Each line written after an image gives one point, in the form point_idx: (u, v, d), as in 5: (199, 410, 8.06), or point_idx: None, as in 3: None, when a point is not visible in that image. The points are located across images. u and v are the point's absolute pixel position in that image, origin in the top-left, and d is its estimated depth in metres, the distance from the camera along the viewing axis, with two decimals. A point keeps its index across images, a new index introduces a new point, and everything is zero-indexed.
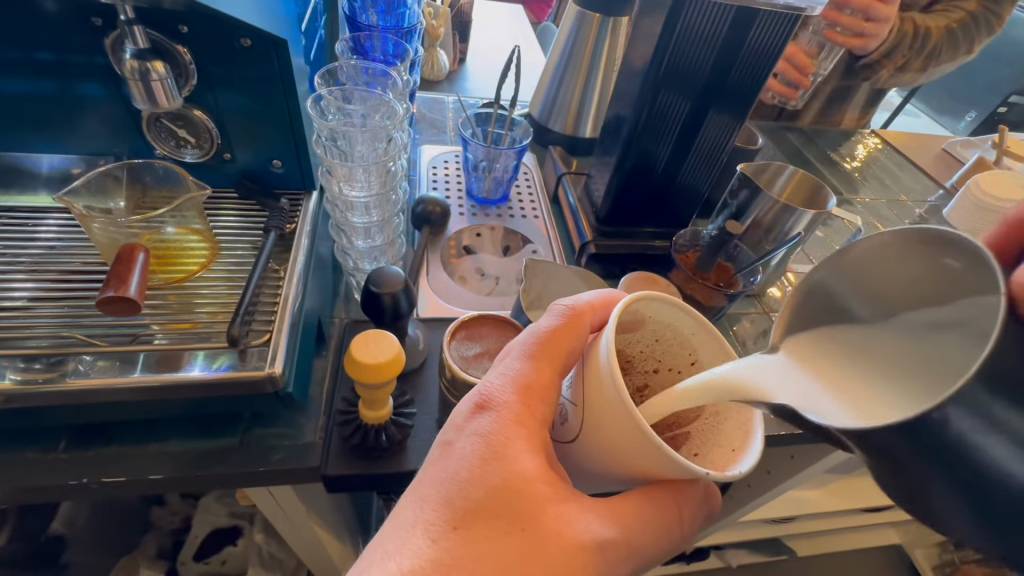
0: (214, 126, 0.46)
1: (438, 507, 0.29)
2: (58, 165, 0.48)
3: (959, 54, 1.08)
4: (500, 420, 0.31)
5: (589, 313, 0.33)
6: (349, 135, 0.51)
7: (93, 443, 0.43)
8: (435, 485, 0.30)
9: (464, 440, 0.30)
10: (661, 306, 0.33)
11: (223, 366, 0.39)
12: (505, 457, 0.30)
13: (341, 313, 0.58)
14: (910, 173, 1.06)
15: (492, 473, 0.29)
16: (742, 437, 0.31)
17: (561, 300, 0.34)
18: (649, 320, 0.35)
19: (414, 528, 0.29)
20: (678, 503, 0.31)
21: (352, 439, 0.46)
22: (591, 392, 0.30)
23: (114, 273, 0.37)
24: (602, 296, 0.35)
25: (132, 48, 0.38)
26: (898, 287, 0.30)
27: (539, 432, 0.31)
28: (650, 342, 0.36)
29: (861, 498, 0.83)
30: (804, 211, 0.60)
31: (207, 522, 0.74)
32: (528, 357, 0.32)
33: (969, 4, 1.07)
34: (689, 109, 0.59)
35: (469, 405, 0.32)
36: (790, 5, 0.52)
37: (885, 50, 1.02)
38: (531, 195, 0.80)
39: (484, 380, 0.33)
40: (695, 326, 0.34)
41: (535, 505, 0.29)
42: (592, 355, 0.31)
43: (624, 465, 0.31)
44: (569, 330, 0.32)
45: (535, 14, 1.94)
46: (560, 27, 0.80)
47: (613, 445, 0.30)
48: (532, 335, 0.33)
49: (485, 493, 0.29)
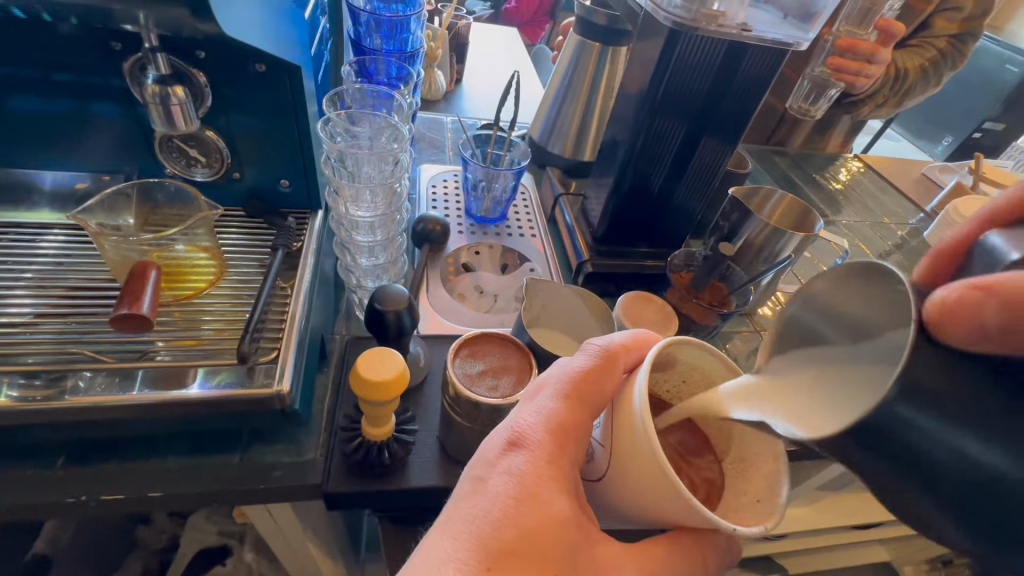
0: (225, 145, 0.47)
1: (474, 547, 0.29)
2: (63, 181, 0.49)
3: (929, 87, 1.14)
4: (534, 460, 0.32)
5: (623, 353, 0.35)
6: (357, 158, 0.53)
7: (91, 459, 0.42)
8: (468, 524, 0.30)
9: (497, 478, 0.31)
10: (695, 349, 0.35)
11: (226, 384, 0.39)
12: (539, 499, 0.31)
13: (343, 329, 0.58)
14: (892, 197, 1.10)
15: (526, 515, 0.30)
16: (768, 487, 0.32)
17: (594, 340, 0.35)
18: (679, 361, 0.37)
19: (447, 565, 0.29)
20: (702, 550, 0.33)
21: (354, 456, 0.46)
22: (621, 436, 0.31)
23: (127, 290, 0.38)
24: (633, 338, 0.36)
25: (154, 73, 0.39)
26: (861, 315, 0.30)
27: (570, 474, 0.32)
28: (678, 383, 0.39)
29: (850, 516, 0.84)
30: (792, 235, 0.62)
31: (196, 540, 0.73)
32: (562, 397, 0.33)
33: (940, 41, 1.12)
34: (684, 132, 0.61)
35: (502, 440, 0.33)
36: (779, 40, 0.54)
37: (870, 92, 1.12)
38: (529, 215, 0.82)
39: (518, 417, 0.34)
40: (723, 370, 0.36)
41: (565, 551, 0.30)
42: (624, 399, 0.32)
43: (652, 512, 0.32)
44: (604, 370, 0.34)
45: (529, 37, 2.04)
46: (560, 56, 0.83)
47: (642, 494, 0.31)
48: (565, 374, 0.34)
49: (519, 537, 0.30)
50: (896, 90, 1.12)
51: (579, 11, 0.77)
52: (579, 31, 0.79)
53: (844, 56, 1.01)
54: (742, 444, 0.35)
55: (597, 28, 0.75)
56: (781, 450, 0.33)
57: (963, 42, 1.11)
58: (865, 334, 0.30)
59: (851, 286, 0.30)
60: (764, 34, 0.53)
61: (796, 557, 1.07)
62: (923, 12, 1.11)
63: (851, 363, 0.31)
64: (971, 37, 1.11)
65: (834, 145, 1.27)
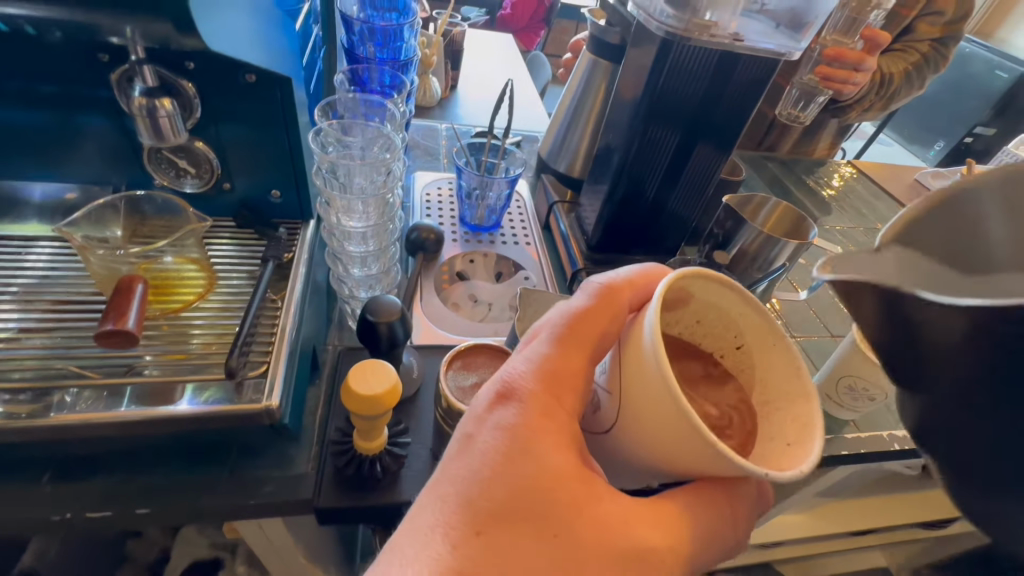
0: (215, 156, 0.47)
1: (461, 510, 0.29)
2: (52, 193, 0.48)
3: (913, 89, 1.17)
4: (525, 411, 0.31)
5: (625, 293, 0.35)
6: (348, 168, 0.52)
7: (76, 476, 0.41)
8: (456, 486, 0.30)
9: (486, 434, 0.31)
10: (709, 284, 0.34)
11: (214, 400, 0.38)
12: (532, 452, 0.30)
13: (335, 340, 0.58)
14: (886, 203, 1.11)
15: (517, 470, 0.29)
16: (798, 433, 0.31)
17: (594, 279, 0.35)
18: (694, 299, 0.36)
19: (435, 529, 0.29)
20: (726, 497, 0.31)
21: (346, 470, 0.46)
22: (632, 376, 0.31)
23: (113, 305, 0.38)
24: (638, 274, 0.36)
25: (141, 85, 0.38)
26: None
27: (568, 421, 0.32)
28: (692, 323, 0.37)
29: (846, 523, 0.84)
30: (786, 242, 0.62)
31: (188, 553, 0.71)
32: (556, 341, 0.33)
33: (923, 46, 1.15)
34: (679, 140, 0.61)
35: (491, 393, 0.32)
36: (773, 50, 0.54)
37: (857, 97, 1.11)
38: (523, 223, 0.81)
39: (508, 368, 0.33)
40: (743, 305, 0.35)
41: (565, 508, 0.29)
42: (632, 340, 0.32)
43: (662, 459, 0.31)
44: (604, 312, 0.33)
45: (524, 44, 2.04)
46: (575, 73, 0.82)
47: (654, 433, 0.30)
48: (563, 318, 0.34)
49: (511, 495, 0.29)
50: (882, 95, 1.13)
51: (593, 29, 0.75)
52: (592, 49, 0.77)
53: (831, 65, 1.02)
54: (769, 386, 0.35)
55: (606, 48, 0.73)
56: (814, 394, 0.32)
57: (944, 47, 1.14)
58: None
59: None
60: (756, 44, 0.53)
61: (791, 563, 1.07)
62: (906, 17, 1.14)
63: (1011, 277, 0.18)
64: (953, 41, 1.14)
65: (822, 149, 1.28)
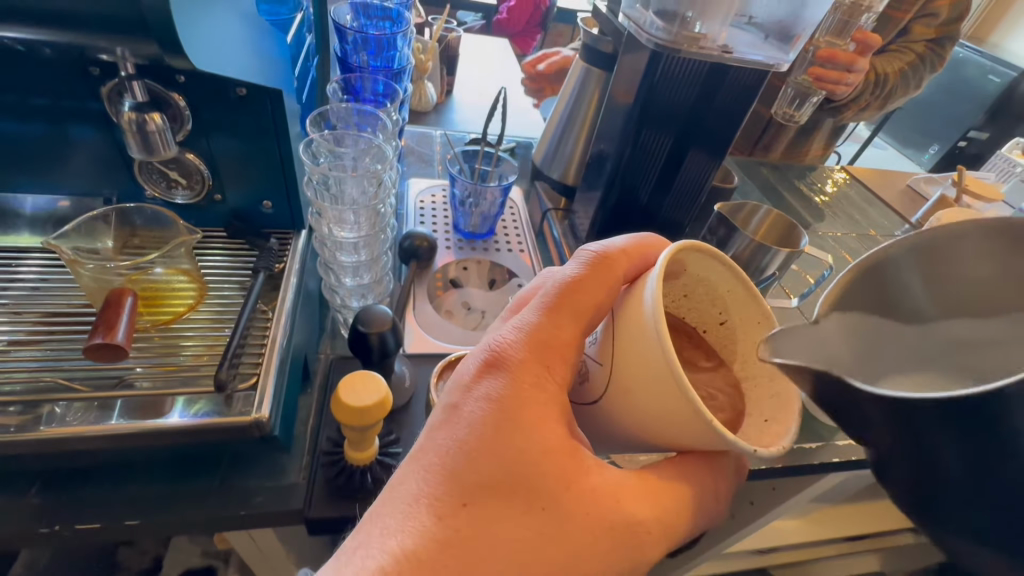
0: (206, 168, 0.47)
1: (446, 482, 0.29)
2: (42, 206, 0.48)
3: (910, 88, 1.19)
4: (514, 380, 0.30)
5: (622, 263, 0.34)
6: (340, 180, 0.52)
7: (65, 487, 0.41)
8: (441, 457, 0.29)
9: (472, 403, 0.30)
10: (706, 259, 0.35)
11: (203, 412, 0.38)
12: (521, 422, 0.29)
13: (327, 349, 0.58)
14: (878, 209, 1.12)
15: (505, 441, 0.29)
16: (780, 410, 0.33)
17: (588, 247, 0.35)
18: (687, 273, 0.36)
19: (418, 501, 0.28)
20: (707, 473, 0.33)
21: (336, 480, 0.46)
22: (629, 347, 0.31)
23: (102, 318, 0.38)
24: (634, 242, 0.36)
25: (130, 101, 0.39)
26: (972, 286, 0.33)
27: (559, 392, 0.31)
28: (679, 298, 0.38)
29: (839, 527, 0.84)
30: (778, 250, 0.62)
31: (179, 562, 0.70)
32: (547, 310, 0.32)
33: (918, 45, 1.16)
34: (670, 146, 0.62)
35: (478, 361, 0.32)
36: (762, 62, 0.54)
37: (852, 97, 1.13)
38: (517, 230, 0.81)
39: (496, 336, 0.33)
40: (733, 283, 0.36)
41: (556, 483, 0.29)
42: (629, 312, 0.31)
43: (650, 433, 0.32)
44: (600, 285, 0.33)
45: (520, 48, 2.05)
46: (567, 80, 0.82)
47: (650, 405, 0.30)
48: (556, 287, 0.33)
49: (499, 466, 0.29)
50: (877, 95, 1.14)
51: (585, 38, 0.75)
52: (584, 57, 0.77)
53: (824, 66, 1.04)
54: (751, 362, 0.36)
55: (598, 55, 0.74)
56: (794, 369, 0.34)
57: (940, 47, 1.16)
58: (968, 311, 0.33)
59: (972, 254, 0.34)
60: (745, 56, 0.53)
61: (787, 567, 1.07)
62: (902, 19, 1.15)
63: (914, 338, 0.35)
64: (950, 41, 1.16)
65: (816, 151, 1.28)
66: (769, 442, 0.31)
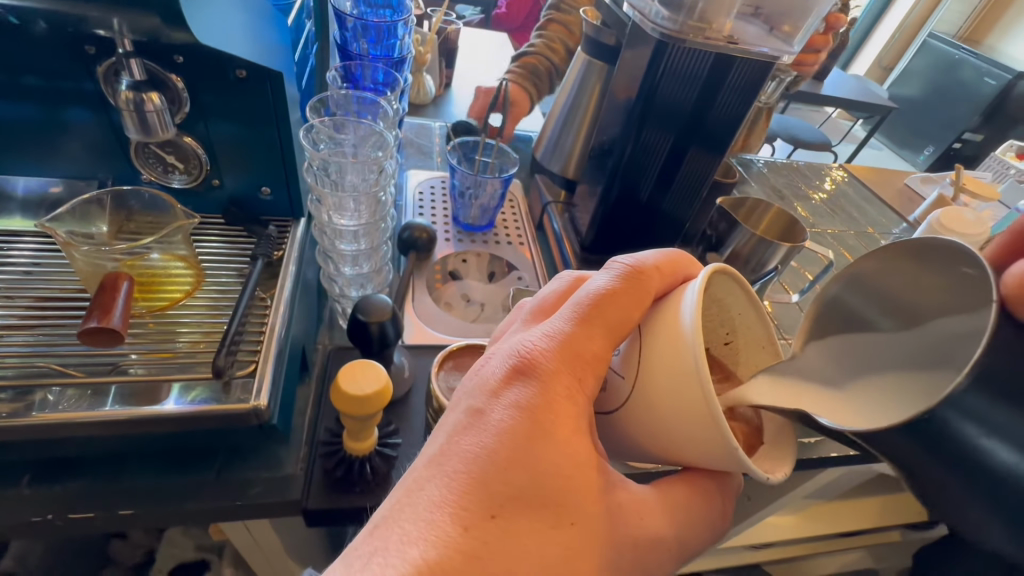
0: (203, 152, 0.46)
1: (471, 490, 0.28)
2: (35, 188, 0.47)
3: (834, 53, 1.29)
4: (544, 389, 0.30)
5: (655, 275, 0.33)
6: (340, 165, 0.52)
7: (58, 478, 0.40)
8: (466, 464, 0.28)
9: (499, 410, 0.29)
10: (728, 284, 0.36)
11: (200, 399, 0.38)
12: (551, 434, 0.29)
13: (325, 339, 0.57)
14: (877, 207, 1.12)
15: (536, 454, 0.28)
16: (783, 437, 0.34)
17: (620, 258, 0.34)
18: (709, 295, 0.37)
19: (440, 507, 0.27)
20: (718, 492, 0.34)
21: (335, 471, 0.46)
22: (658, 367, 0.31)
23: (97, 302, 0.37)
24: (668, 258, 0.34)
25: (127, 79, 0.37)
26: (930, 294, 0.34)
27: (586, 404, 0.31)
28: None
29: (834, 523, 0.85)
30: (779, 245, 0.64)
31: (172, 556, 0.69)
32: (580, 320, 0.31)
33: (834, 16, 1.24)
34: (671, 145, 0.61)
35: (507, 366, 0.31)
36: (767, 54, 0.53)
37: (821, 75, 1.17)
38: (517, 223, 0.81)
39: (525, 342, 0.32)
40: (745, 307, 0.37)
41: (584, 500, 0.29)
42: (663, 331, 0.31)
43: (667, 452, 0.33)
44: (636, 302, 0.32)
45: (518, 43, 2.03)
46: (569, 71, 0.82)
47: (678, 427, 0.30)
48: (588, 295, 0.32)
49: (529, 480, 0.28)
50: None
51: (588, 30, 0.75)
52: (588, 50, 0.76)
53: None
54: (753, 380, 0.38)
55: (603, 49, 0.73)
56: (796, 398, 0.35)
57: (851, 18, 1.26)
58: (923, 318, 0.35)
59: (907, 263, 0.35)
60: (751, 47, 0.53)
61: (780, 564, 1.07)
62: None
63: (889, 352, 0.37)
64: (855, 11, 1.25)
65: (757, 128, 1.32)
66: (772, 467, 0.32)
